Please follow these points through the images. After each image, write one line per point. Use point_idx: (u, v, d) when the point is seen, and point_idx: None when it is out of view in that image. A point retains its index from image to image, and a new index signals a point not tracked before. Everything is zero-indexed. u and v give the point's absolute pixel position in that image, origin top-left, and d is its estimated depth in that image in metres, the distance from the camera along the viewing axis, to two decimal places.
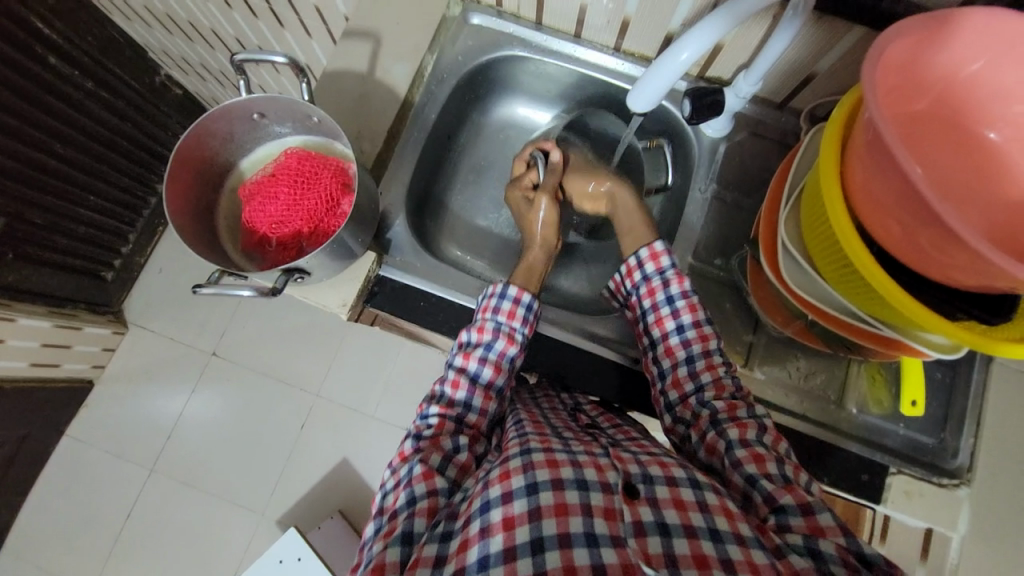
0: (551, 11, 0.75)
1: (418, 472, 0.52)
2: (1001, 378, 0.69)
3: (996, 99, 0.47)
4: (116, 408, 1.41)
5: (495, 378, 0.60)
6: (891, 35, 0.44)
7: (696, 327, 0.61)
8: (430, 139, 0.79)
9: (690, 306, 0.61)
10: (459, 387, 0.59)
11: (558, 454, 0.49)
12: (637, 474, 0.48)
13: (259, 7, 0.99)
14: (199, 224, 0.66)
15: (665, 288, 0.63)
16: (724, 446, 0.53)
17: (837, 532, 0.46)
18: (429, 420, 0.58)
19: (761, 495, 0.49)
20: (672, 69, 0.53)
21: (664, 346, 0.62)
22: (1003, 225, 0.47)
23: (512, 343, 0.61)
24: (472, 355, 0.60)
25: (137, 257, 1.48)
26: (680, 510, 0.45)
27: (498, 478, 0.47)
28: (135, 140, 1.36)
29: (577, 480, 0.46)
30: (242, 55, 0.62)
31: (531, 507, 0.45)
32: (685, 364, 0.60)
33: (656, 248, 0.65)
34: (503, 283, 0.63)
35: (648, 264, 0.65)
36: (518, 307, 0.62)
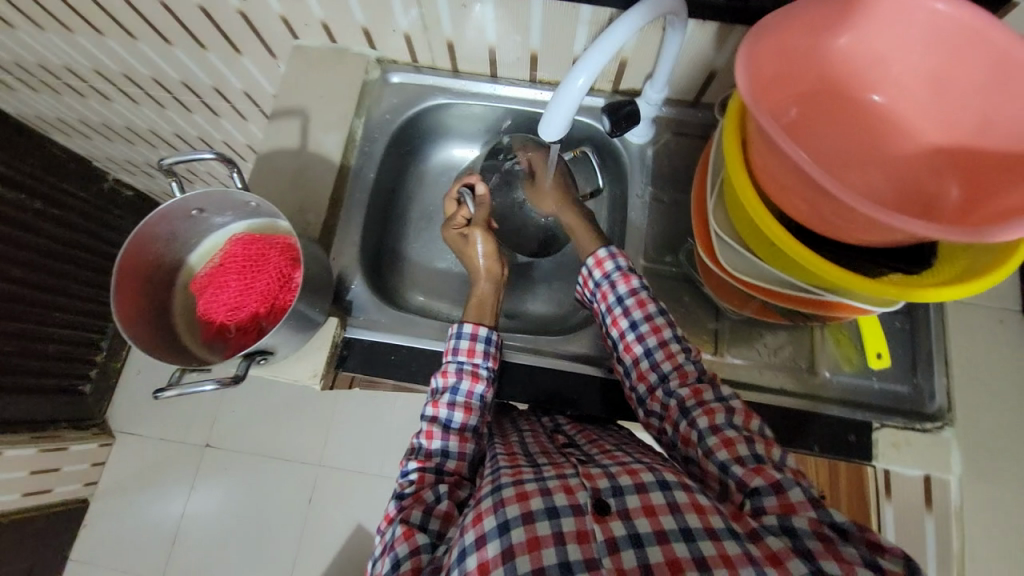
0: (463, 57, 0.79)
1: (400, 533, 0.54)
2: (957, 314, 0.72)
3: (872, 67, 0.51)
4: (115, 524, 1.36)
5: (467, 419, 0.62)
6: (768, 25, 0.47)
7: (649, 322, 0.63)
8: (374, 197, 0.81)
9: (639, 303, 0.64)
10: (433, 436, 0.62)
11: (528, 484, 0.51)
12: (607, 488, 0.51)
13: (191, 101, 1.03)
14: (155, 327, 0.66)
15: (614, 290, 0.66)
16: (697, 436, 0.56)
17: (807, 506, 0.49)
18: (410, 477, 0.60)
19: (734, 481, 0.52)
20: (572, 94, 0.56)
21: (624, 343, 0.65)
22: (905, 178, 0.51)
23: (478, 380, 0.64)
24: (441, 402, 0.63)
25: (113, 362, 1.47)
26: (651, 517, 0.47)
27: (472, 523, 0.50)
28: (94, 249, 1.36)
29: (547, 509, 0.48)
30: (171, 158, 0.62)
31: (503, 547, 0.47)
32: (645, 358, 0.62)
33: (600, 255, 0.68)
34: (458, 323, 0.66)
35: (596, 271, 0.68)
36: (476, 343, 0.65)
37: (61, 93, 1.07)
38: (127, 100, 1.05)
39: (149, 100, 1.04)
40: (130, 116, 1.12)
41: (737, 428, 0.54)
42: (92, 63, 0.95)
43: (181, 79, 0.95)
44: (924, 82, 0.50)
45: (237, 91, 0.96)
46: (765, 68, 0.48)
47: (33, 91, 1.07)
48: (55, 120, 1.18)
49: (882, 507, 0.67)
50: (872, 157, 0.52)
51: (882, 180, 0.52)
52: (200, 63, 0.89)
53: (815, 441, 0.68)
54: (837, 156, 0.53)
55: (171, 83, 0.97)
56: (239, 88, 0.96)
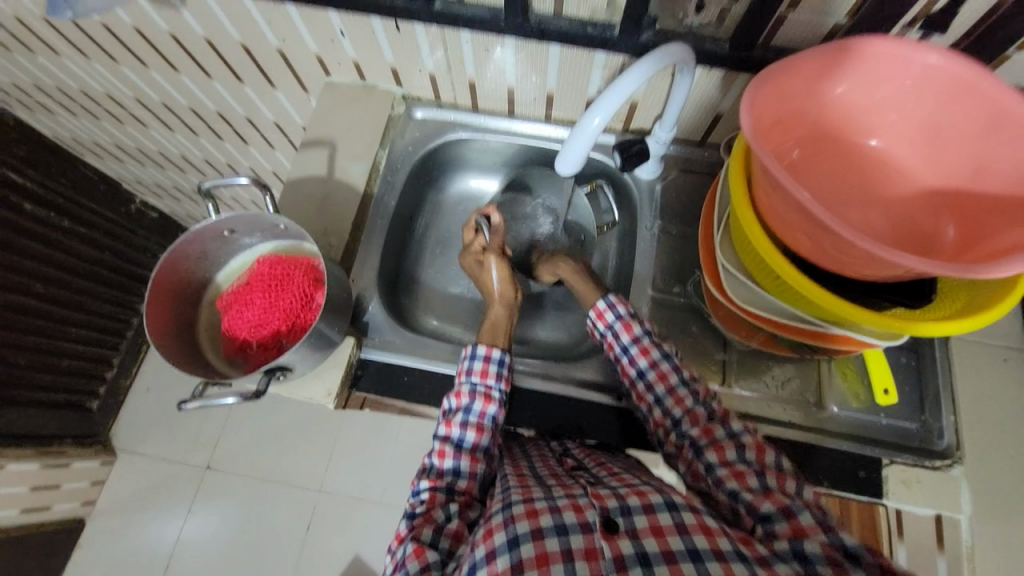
0: (483, 96, 0.84)
1: (411, 550, 0.55)
2: (962, 352, 0.73)
3: (869, 114, 0.55)
4: (111, 544, 1.34)
5: (479, 440, 0.63)
6: (772, 73, 0.51)
7: (654, 369, 0.63)
8: (394, 223, 0.85)
9: (642, 351, 0.65)
10: (446, 456, 0.63)
11: (538, 502, 0.52)
12: (615, 508, 0.51)
13: (222, 129, 1.08)
14: (179, 342, 0.69)
15: (618, 340, 0.67)
16: (706, 468, 0.57)
17: (818, 530, 0.50)
18: (421, 496, 0.61)
19: (744, 506, 0.53)
20: (585, 136, 0.61)
21: (635, 392, 0.65)
22: (902, 218, 0.54)
23: (490, 402, 0.64)
24: (454, 422, 0.64)
25: (123, 379, 1.48)
26: (659, 536, 0.48)
27: (482, 538, 0.50)
28: (116, 267, 1.40)
29: (556, 526, 0.49)
30: (207, 183, 0.67)
31: (513, 561, 0.48)
32: (657, 406, 0.62)
33: (600, 307, 0.69)
34: (471, 344, 0.67)
35: (599, 323, 0.69)
36: (490, 364, 0.66)
37: (100, 119, 1.13)
38: (162, 127, 1.12)
39: (183, 128, 1.10)
40: (162, 142, 1.18)
41: (748, 461, 0.56)
42: (134, 93, 1.01)
43: (216, 109, 1.01)
44: (918, 130, 0.53)
45: (267, 122, 1.02)
46: (766, 114, 0.52)
47: (75, 118, 1.14)
48: (91, 144, 1.25)
49: (894, 546, 0.66)
50: (871, 197, 0.55)
51: (881, 219, 0.54)
52: (236, 95, 0.95)
53: (822, 475, 0.68)
54: (837, 195, 0.55)
55: (206, 112, 1.03)
56: (270, 119, 1.01)
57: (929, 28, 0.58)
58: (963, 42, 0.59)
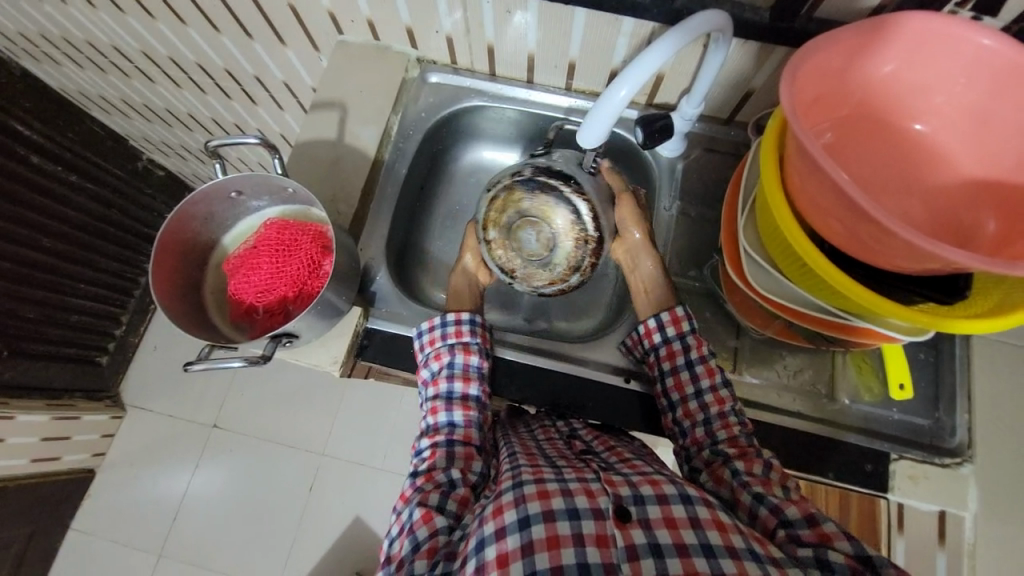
0: (501, 62, 0.81)
1: (419, 516, 0.54)
2: (983, 351, 0.71)
3: (914, 96, 0.51)
4: (119, 495, 1.38)
5: (467, 389, 0.66)
6: (817, 45, 0.47)
7: (695, 338, 0.66)
8: (404, 192, 0.83)
9: (674, 321, 0.66)
10: (438, 412, 0.65)
11: (550, 484, 0.51)
12: (629, 496, 0.51)
13: (230, 88, 1.05)
14: (185, 304, 0.68)
15: (660, 331, 0.67)
16: (730, 474, 0.56)
17: (843, 539, 0.48)
18: (423, 454, 0.63)
19: (767, 508, 0.52)
20: (612, 106, 0.57)
21: (665, 350, 0.67)
22: (939, 209, 0.51)
23: (470, 353, 0.67)
24: (440, 379, 0.66)
25: (131, 337, 1.50)
26: (672, 529, 0.47)
27: (492, 514, 0.50)
28: (123, 226, 1.39)
29: (568, 510, 0.49)
30: (215, 141, 0.65)
31: (523, 542, 0.47)
32: (685, 370, 0.65)
33: (676, 313, 0.67)
34: (439, 314, 0.70)
35: (669, 328, 0.67)
36: (462, 324, 0.68)
37: (106, 72, 1.10)
38: (170, 82, 1.08)
39: (191, 84, 1.07)
40: (170, 98, 1.15)
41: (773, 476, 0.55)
42: (140, 45, 0.98)
43: (224, 66, 0.97)
44: (967, 116, 0.50)
45: (276, 81, 0.99)
46: (804, 92, 0.49)
47: (80, 69, 1.11)
48: (97, 98, 1.22)
49: (893, 540, 0.67)
50: (909, 186, 0.52)
51: (919, 208, 0.51)
52: (244, 52, 0.92)
53: (829, 467, 0.67)
54: (872, 182, 0.53)
55: (213, 69, 1.00)
56: (279, 78, 0.98)
57: (981, 9, 0.53)
58: (1014, 28, 0.54)
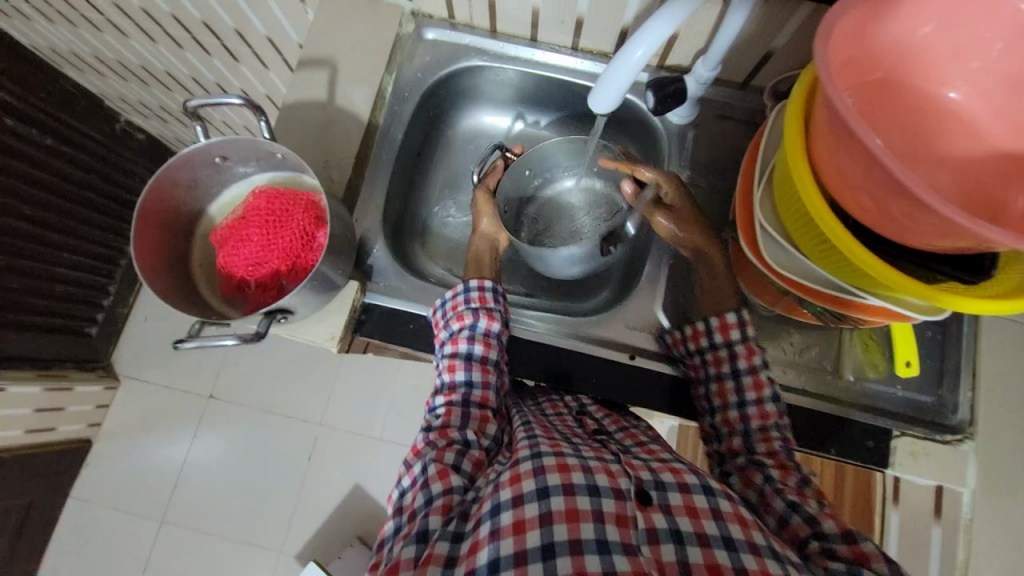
0: (503, 17, 0.75)
1: (433, 472, 0.54)
2: (990, 328, 0.70)
3: (951, 60, 0.47)
4: (118, 465, 1.38)
5: (487, 353, 0.64)
6: (844, 5, 0.43)
7: (745, 347, 0.63)
8: (401, 158, 0.79)
9: (723, 328, 0.64)
10: (456, 369, 0.63)
11: (569, 458, 0.51)
12: (649, 481, 0.50)
13: (210, 43, 0.98)
14: (173, 278, 0.65)
15: (708, 336, 0.65)
16: (762, 479, 0.56)
17: (879, 560, 0.48)
18: (438, 412, 0.62)
19: (801, 518, 0.52)
20: (626, 68, 0.53)
21: (711, 355, 0.64)
22: (972, 182, 0.47)
23: (493, 319, 0.65)
24: (460, 339, 0.64)
25: (120, 307, 1.46)
26: (694, 518, 0.47)
27: (509, 481, 0.49)
28: (106, 192, 1.34)
29: (588, 486, 0.48)
30: (194, 102, 0.60)
31: (542, 512, 0.47)
32: (731, 378, 0.63)
33: (727, 319, 0.64)
34: (463, 279, 0.67)
35: (718, 334, 0.64)
36: (486, 292, 0.67)
37: (76, 25, 1.02)
38: (146, 38, 1.01)
39: (168, 39, 0.99)
40: (146, 55, 1.07)
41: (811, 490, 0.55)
42: None
43: (202, 19, 0.90)
44: (1008, 82, 0.46)
45: (259, 36, 0.92)
46: (838, 51, 0.45)
47: (47, 21, 1.02)
48: (69, 55, 1.14)
49: (887, 512, 0.71)
50: (940, 157, 0.49)
51: (949, 180, 0.48)
52: (224, 4, 0.84)
53: (832, 443, 0.67)
54: (902, 150, 0.49)
55: (191, 23, 0.92)
56: (262, 33, 0.91)
57: None
58: None
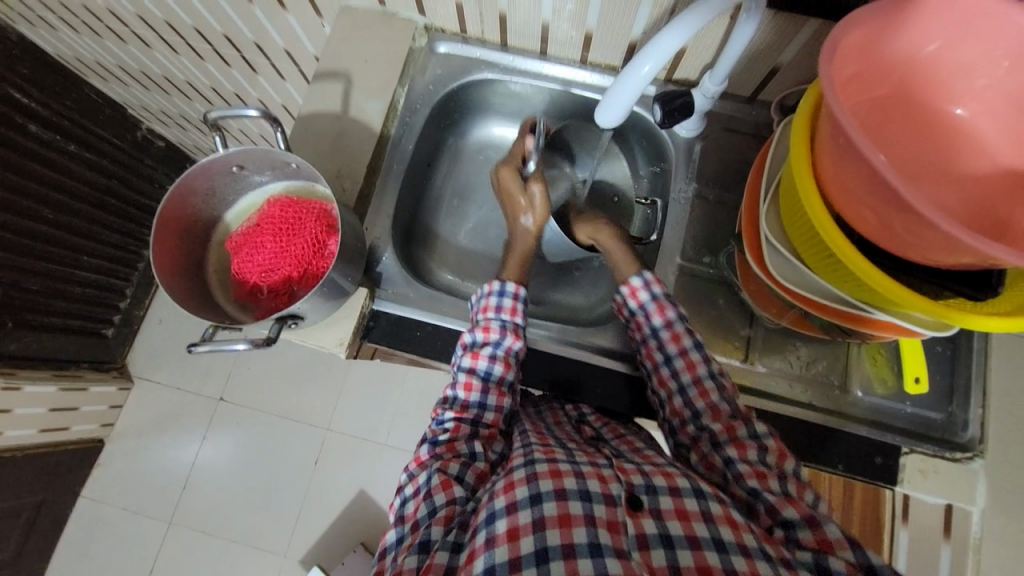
0: (514, 31, 0.76)
1: (437, 482, 0.55)
2: (1001, 345, 0.69)
3: (959, 76, 0.47)
4: (129, 465, 1.40)
5: (505, 374, 0.63)
6: (847, 23, 0.44)
7: (669, 328, 0.63)
8: (411, 168, 0.80)
9: (659, 308, 0.64)
10: (472, 389, 0.62)
11: (562, 464, 0.51)
12: (640, 485, 0.51)
13: (230, 55, 1.01)
14: (189, 283, 0.67)
15: (648, 322, 0.65)
16: (723, 462, 0.55)
17: (845, 546, 0.48)
18: (446, 425, 0.62)
19: (764, 507, 0.52)
20: (636, 81, 0.54)
21: (645, 348, 0.65)
22: (977, 199, 0.47)
23: (518, 338, 0.65)
24: (480, 355, 0.64)
25: (136, 310, 1.50)
26: (684, 521, 0.47)
27: (503, 489, 0.50)
28: (124, 197, 1.37)
29: (580, 491, 0.48)
30: (215, 112, 0.62)
31: (534, 517, 0.47)
32: (665, 365, 0.63)
33: (634, 284, 0.66)
34: (499, 281, 0.67)
35: (631, 301, 0.66)
36: (518, 303, 0.66)
37: (102, 37, 1.06)
38: (168, 49, 1.04)
39: (189, 51, 1.03)
40: (168, 65, 1.11)
41: (770, 464, 0.54)
42: (136, 9, 0.93)
43: (222, 31, 0.93)
44: (1012, 100, 0.46)
45: (277, 49, 0.95)
46: (841, 67, 0.45)
47: (74, 33, 1.06)
48: (93, 64, 1.18)
49: (897, 531, 0.67)
50: (943, 173, 0.49)
51: (954, 195, 0.47)
52: (244, 17, 0.87)
53: (838, 458, 0.67)
54: (905, 166, 0.49)
55: (211, 35, 0.95)
56: (280, 45, 0.94)
57: None
58: None
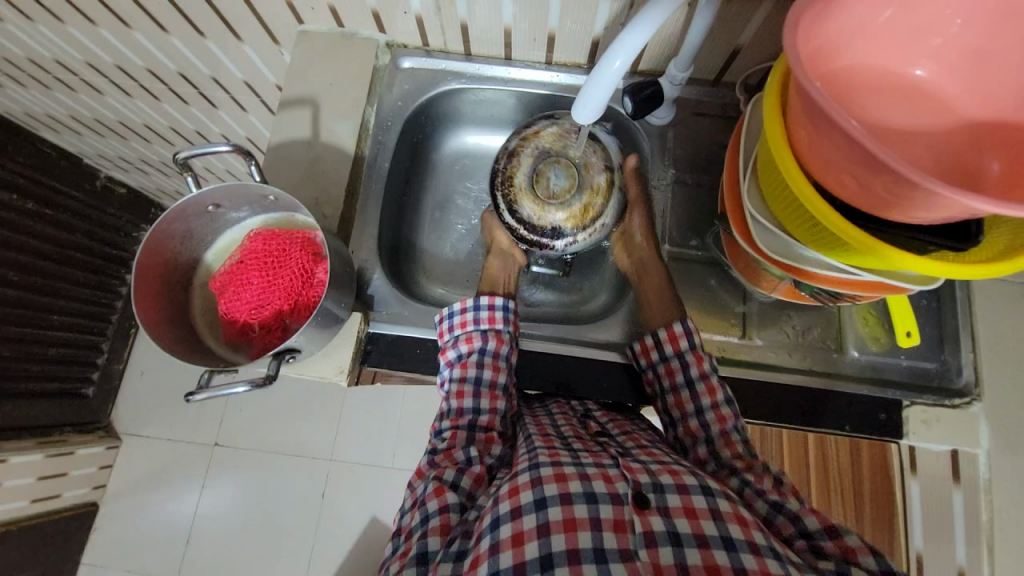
0: (477, 39, 0.77)
1: (431, 490, 0.55)
2: (983, 291, 0.72)
3: (916, 39, 0.49)
4: (127, 525, 1.35)
5: (495, 377, 0.65)
6: (802, 2, 0.45)
7: (704, 379, 0.63)
8: (390, 187, 0.80)
9: (696, 359, 0.64)
10: (465, 396, 0.63)
11: (567, 467, 0.51)
12: (648, 484, 0.50)
13: (187, 93, 0.98)
14: (175, 330, 0.64)
15: (683, 370, 0.64)
16: (737, 483, 0.55)
17: (866, 553, 0.48)
18: (443, 435, 0.62)
19: (784, 517, 0.52)
20: (607, 77, 0.54)
21: (675, 397, 0.64)
22: (947, 154, 0.49)
23: (502, 341, 0.67)
24: (469, 363, 0.65)
25: (115, 364, 1.44)
26: (691, 519, 0.46)
27: (508, 494, 0.50)
28: (90, 249, 1.32)
29: (586, 493, 0.48)
30: (184, 152, 0.60)
31: (539, 522, 0.46)
32: (695, 416, 0.62)
33: (674, 330, 0.65)
34: (474, 296, 0.68)
35: (667, 345, 0.65)
36: (495, 311, 0.68)
37: (50, 88, 1.02)
38: (122, 93, 1.01)
39: (144, 93, 1.00)
40: (122, 109, 1.07)
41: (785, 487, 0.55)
42: (84, 56, 0.90)
43: (177, 69, 0.91)
44: (968, 56, 0.48)
45: (236, 81, 0.93)
46: (805, 42, 0.46)
47: (20, 86, 1.02)
48: (43, 117, 1.13)
49: (907, 482, 0.68)
50: (910, 133, 0.50)
51: (925, 153, 0.49)
52: (198, 53, 0.85)
53: (845, 420, 0.68)
54: (875, 129, 0.50)
55: (166, 74, 0.93)
56: (239, 77, 0.92)
57: None
58: None
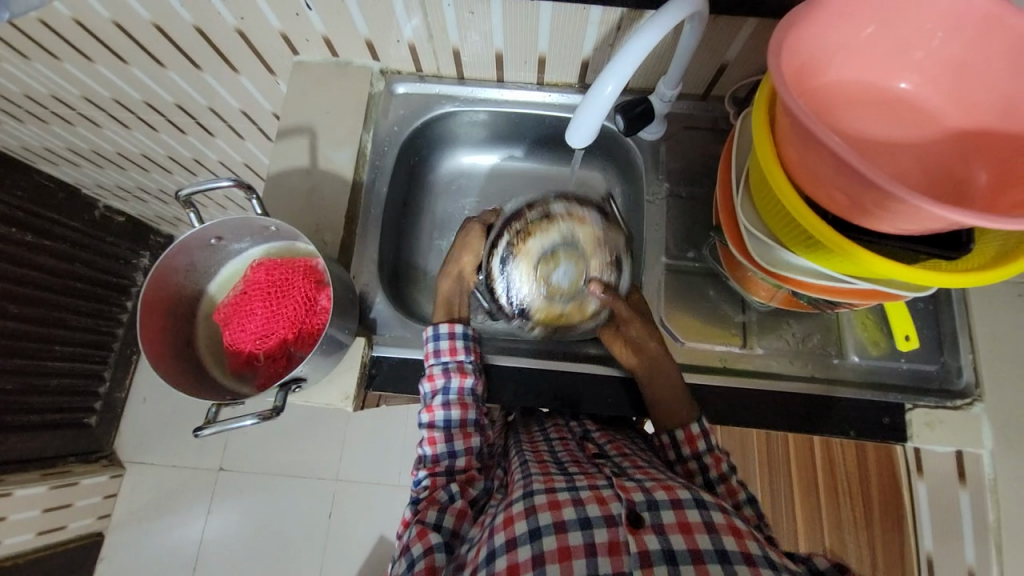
0: (469, 63, 0.78)
1: (415, 534, 0.56)
2: (978, 291, 0.73)
3: (898, 54, 0.50)
4: (134, 555, 1.34)
5: (465, 415, 0.65)
6: (786, 23, 0.46)
7: (725, 483, 0.61)
8: (389, 211, 0.81)
9: (715, 459, 0.61)
10: (437, 441, 0.64)
11: (560, 494, 0.51)
12: (642, 501, 0.49)
13: (184, 123, 1.00)
14: (181, 362, 0.65)
15: (702, 472, 0.61)
16: None
17: None
18: (422, 484, 0.63)
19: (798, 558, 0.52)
20: (599, 103, 0.56)
21: None
22: (935, 165, 0.50)
23: (466, 375, 0.66)
24: (435, 406, 0.65)
25: (118, 392, 1.44)
26: (687, 534, 0.46)
27: (503, 525, 0.50)
28: (90, 279, 1.33)
29: (579, 519, 0.48)
30: (187, 188, 0.60)
31: (534, 552, 0.47)
32: None
33: (691, 431, 0.63)
34: (432, 326, 0.68)
35: (686, 447, 0.63)
36: (456, 341, 0.67)
37: (47, 123, 1.03)
38: (119, 125, 1.02)
39: (141, 124, 1.01)
40: (120, 140, 1.08)
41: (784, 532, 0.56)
42: (82, 91, 0.91)
43: (174, 101, 0.92)
44: (949, 69, 0.50)
45: (233, 110, 0.94)
46: (790, 61, 0.47)
47: (18, 122, 1.03)
48: (41, 150, 1.12)
49: (915, 484, 0.68)
50: (896, 144, 0.52)
51: (912, 164, 0.50)
52: (194, 84, 0.87)
53: (848, 426, 0.69)
54: (863, 142, 0.51)
55: (163, 106, 0.94)
56: (235, 107, 0.93)
57: None
58: None
